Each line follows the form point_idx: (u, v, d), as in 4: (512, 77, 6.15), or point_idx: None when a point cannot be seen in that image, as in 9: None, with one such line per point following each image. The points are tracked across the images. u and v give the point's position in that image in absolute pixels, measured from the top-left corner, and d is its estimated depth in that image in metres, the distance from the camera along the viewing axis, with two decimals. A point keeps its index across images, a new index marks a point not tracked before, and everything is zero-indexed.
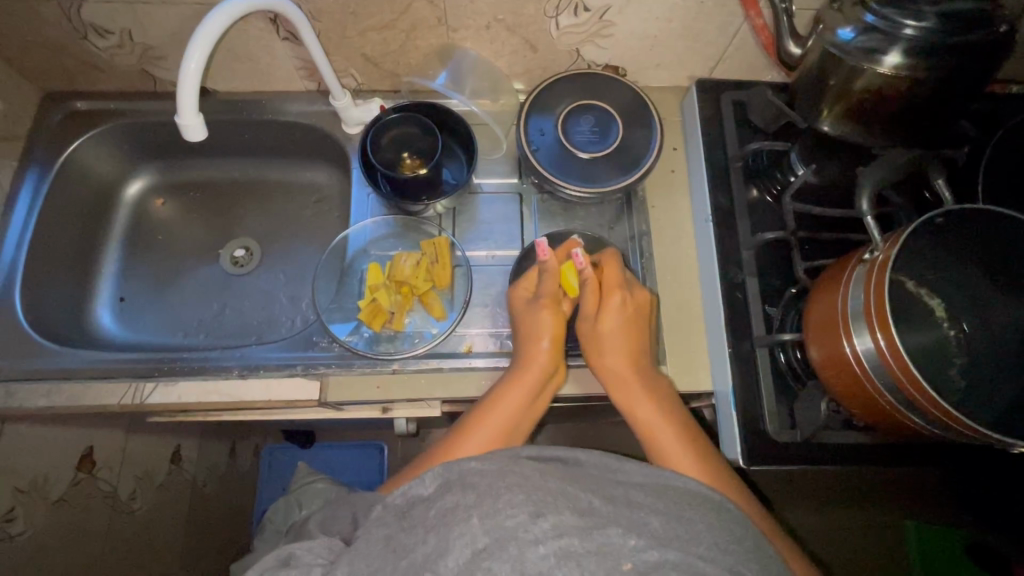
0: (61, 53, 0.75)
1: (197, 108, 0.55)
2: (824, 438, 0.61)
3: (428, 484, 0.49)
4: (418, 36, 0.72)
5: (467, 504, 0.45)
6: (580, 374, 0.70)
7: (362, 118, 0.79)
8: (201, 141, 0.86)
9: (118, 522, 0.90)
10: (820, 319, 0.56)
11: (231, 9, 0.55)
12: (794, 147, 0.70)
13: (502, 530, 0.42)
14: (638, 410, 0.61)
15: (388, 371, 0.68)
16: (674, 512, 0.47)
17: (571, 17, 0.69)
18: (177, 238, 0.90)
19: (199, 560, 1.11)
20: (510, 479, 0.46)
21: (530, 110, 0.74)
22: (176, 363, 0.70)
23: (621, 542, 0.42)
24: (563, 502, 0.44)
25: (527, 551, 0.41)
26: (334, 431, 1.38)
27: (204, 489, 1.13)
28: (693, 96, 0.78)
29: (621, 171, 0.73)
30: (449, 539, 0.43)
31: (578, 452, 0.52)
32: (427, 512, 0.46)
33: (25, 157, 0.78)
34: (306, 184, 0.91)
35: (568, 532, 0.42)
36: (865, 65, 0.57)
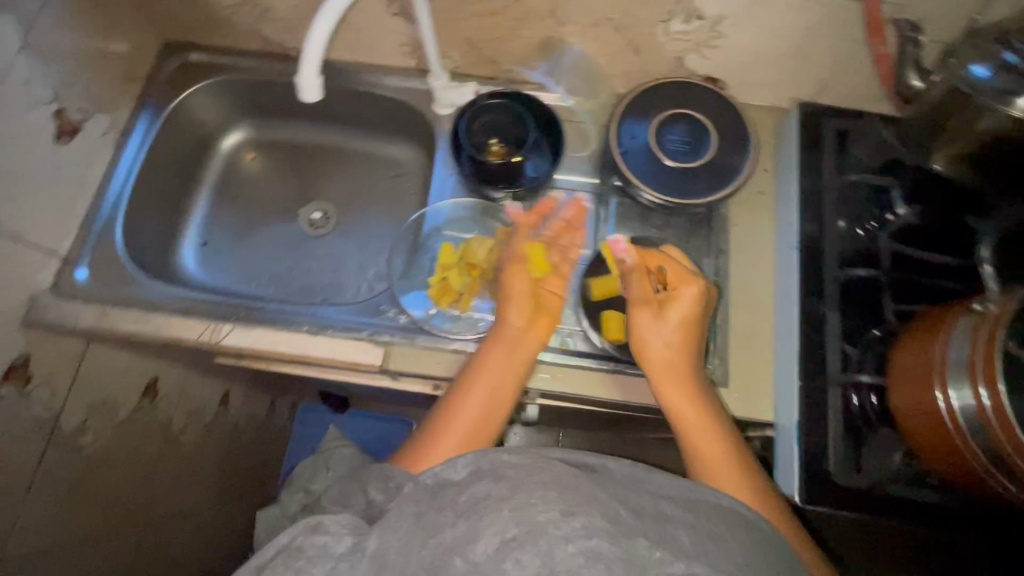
0: (189, 5, 0.79)
1: (319, 70, 0.57)
2: (891, 491, 0.58)
3: (460, 469, 0.50)
4: (524, 26, 0.73)
5: (500, 495, 0.46)
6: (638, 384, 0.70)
7: (454, 100, 0.80)
8: (298, 104, 0.90)
9: (168, 452, 0.95)
10: (909, 368, 0.53)
11: None
12: (897, 185, 0.67)
13: (533, 523, 0.44)
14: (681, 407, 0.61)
15: (449, 349, 0.70)
16: (705, 527, 0.47)
17: (682, 24, 0.69)
18: (260, 192, 0.94)
19: (227, 500, 1.16)
20: (544, 475, 0.47)
21: (625, 113, 0.73)
22: (252, 310, 0.73)
23: (650, 553, 0.43)
24: (598, 506, 0.45)
25: (555, 547, 0.42)
26: (368, 402, 1.42)
27: (242, 434, 1.18)
28: (793, 119, 0.76)
29: (709, 185, 0.71)
30: (478, 527, 0.44)
31: (610, 462, 0.52)
32: (457, 496, 0.47)
33: (141, 98, 0.83)
34: (389, 159, 0.93)
35: (598, 533, 0.43)
36: (997, 105, 0.53)
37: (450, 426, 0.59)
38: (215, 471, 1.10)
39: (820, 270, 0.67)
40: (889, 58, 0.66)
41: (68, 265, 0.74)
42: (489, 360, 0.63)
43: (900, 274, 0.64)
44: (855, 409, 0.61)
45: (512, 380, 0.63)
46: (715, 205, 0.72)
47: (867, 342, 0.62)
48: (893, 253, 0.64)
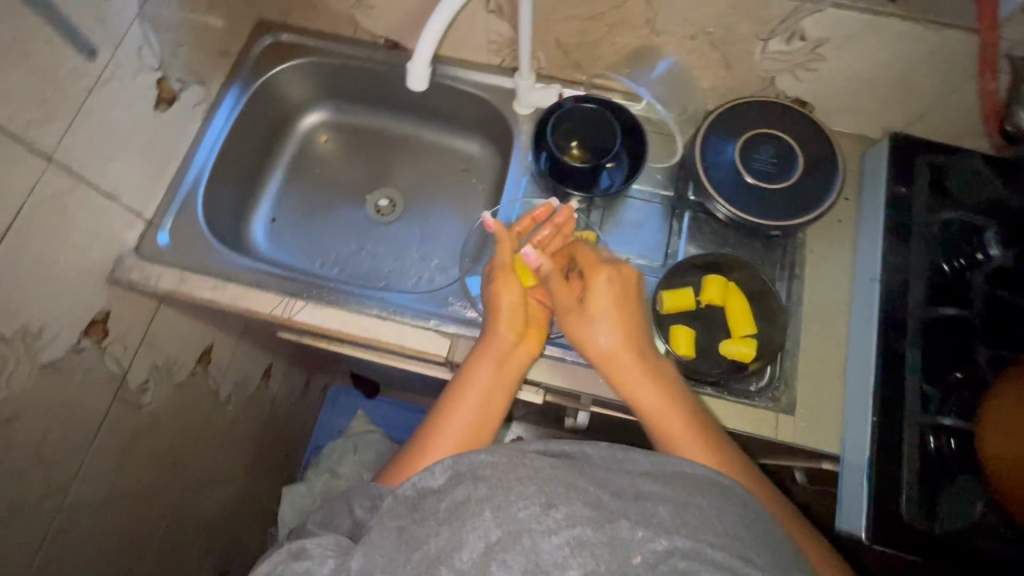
0: None
1: (429, 61, 0.58)
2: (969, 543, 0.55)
3: (437, 476, 0.48)
4: (619, 33, 0.73)
5: (479, 496, 0.45)
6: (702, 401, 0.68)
7: (537, 101, 0.81)
8: (377, 91, 0.91)
9: (214, 417, 0.97)
10: (1003, 415, 0.52)
11: None
12: (992, 225, 0.65)
13: (513, 523, 0.43)
14: (639, 394, 0.61)
15: None
16: (682, 499, 0.46)
17: (782, 43, 0.68)
18: (331, 175, 0.96)
19: (258, 471, 1.18)
20: (522, 472, 0.46)
21: (710, 130, 0.73)
22: (324, 288, 0.74)
23: (632, 535, 0.43)
24: (575, 493, 0.45)
25: (540, 542, 0.42)
26: (400, 392, 1.43)
27: (278, 408, 1.20)
28: (883, 149, 0.74)
29: (791, 208, 0.70)
30: (463, 533, 0.43)
31: (583, 446, 0.51)
32: (438, 505, 0.46)
33: (232, 72, 0.85)
34: (460, 153, 0.94)
35: (580, 522, 0.43)
36: None
37: (441, 435, 0.59)
38: (251, 442, 1.12)
39: (903, 305, 0.65)
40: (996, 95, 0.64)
41: (152, 228, 0.76)
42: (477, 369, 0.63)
43: (990, 317, 0.62)
44: (932, 452, 0.59)
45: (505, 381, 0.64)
46: (796, 228, 0.70)
47: (950, 383, 0.60)
48: (986, 296, 0.62)
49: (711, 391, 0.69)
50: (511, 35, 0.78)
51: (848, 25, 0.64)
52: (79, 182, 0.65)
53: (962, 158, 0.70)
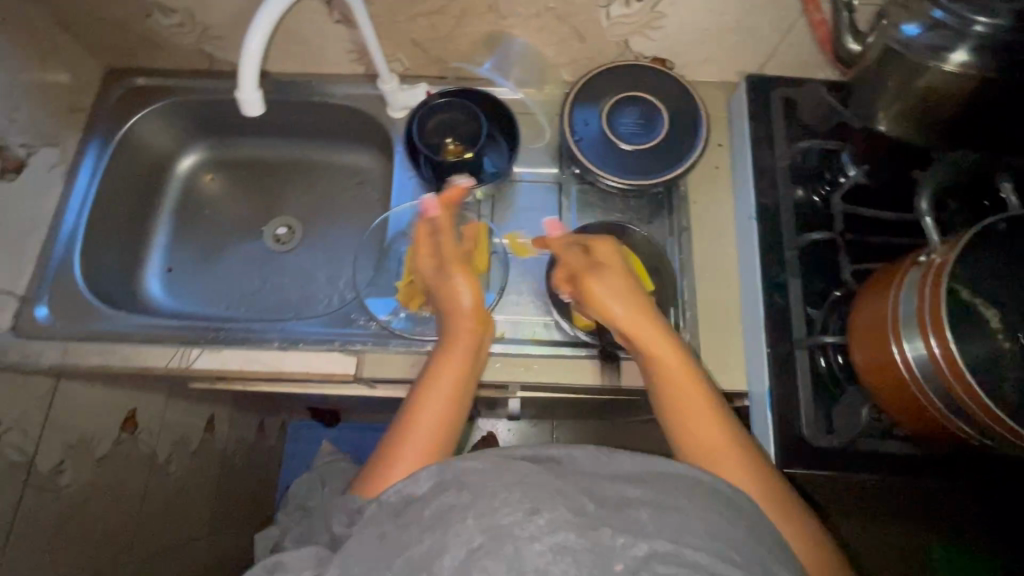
0: (127, 30, 0.78)
1: (256, 85, 0.57)
2: (863, 445, 0.59)
3: (421, 482, 0.48)
4: (467, 23, 0.73)
5: (463, 505, 0.45)
6: (615, 366, 0.69)
7: (407, 103, 0.80)
8: (250, 119, 0.89)
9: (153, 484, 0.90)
10: (865, 325, 0.55)
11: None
12: (846, 146, 0.69)
13: (497, 528, 0.43)
14: (687, 403, 0.57)
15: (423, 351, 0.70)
16: (663, 500, 0.46)
17: (622, 7, 0.69)
18: (223, 213, 0.93)
19: (224, 526, 1.14)
20: (508, 478, 0.46)
21: (577, 100, 0.73)
22: (221, 331, 0.73)
23: (614, 542, 0.42)
24: (560, 498, 0.45)
25: (523, 549, 0.41)
26: (359, 415, 1.41)
27: (233, 460, 1.15)
28: (742, 92, 0.76)
29: (662, 165, 0.72)
30: (445, 538, 0.43)
31: (569, 449, 0.51)
32: (422, 513, 0.46)
33: (89, 127, 0.82)
34: (349, 167, 0.93)
35: (564, 527, 0.43)
36: (929, 63, 0.56)
37: (409, 444, 0.56)
38: (207, 500, 1.07)
39: (780, 238, 0.68)
40: (827, 24, 0.67)
41: (29, 304, 0.74)
42: (446, 367, 0.61)
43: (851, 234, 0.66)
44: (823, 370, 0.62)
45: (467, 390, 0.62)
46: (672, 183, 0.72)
47: (830, 302, 0.64)
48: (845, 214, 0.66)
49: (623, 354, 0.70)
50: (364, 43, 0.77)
51: None
52: None
53: (809, 89, 0.74)
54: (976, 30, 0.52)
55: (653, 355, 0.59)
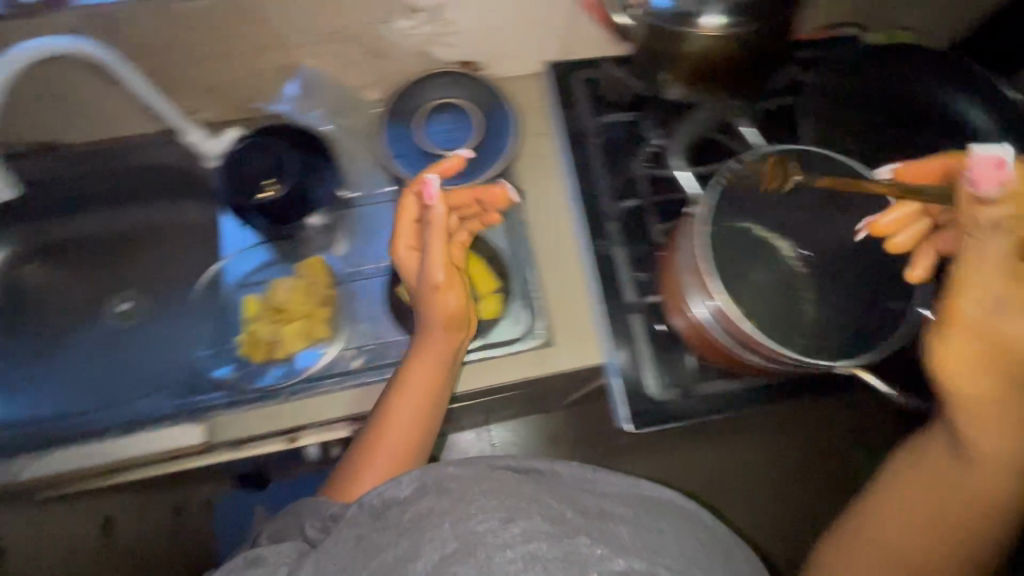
0: None
1: None
2: (702, 389, 0.70)
3: (404, 486, 0.57)
4: (257, 56, 0.75)
5: (442, 508, 0.54)
6: (471, 371, 0.71)
7: (218, 151, 0.82)
8: (64, 193, 0.84)
9: None
10: (670, 289, 0.66)
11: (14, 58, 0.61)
12: (640, 117, 0.76)
13: (472, 534, 0.52)
14: (955, 361, 0.49)
15: (276, 401, 0.74)
16: (639, 521, 0.57)
17: (407, 19, 0.72)
18: (53, 302, 0.87)
19: None
20: (486, 486, 0.56)
21: (387, 119, 0.77)
22: (52, 437, 0.74)
23: (590, 551, 0.52)
24: (536, 508, 0.54)
25: (495, 555, 0.50)
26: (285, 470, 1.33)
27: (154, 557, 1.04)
28: (550, 80, 0.79)
29: (480, 165, 0.75)
30: (422, 542, 0.52)
31: (561, 469, 0.63)
32: (401, 516, 0.55)
33: None
34: (193, 225, 0.88)
35: (536, 537, 0.52)
36: (686, 28, 0.59)
37: (386, 439, 0.65)
38: None
39: (601, 220, 0.73)
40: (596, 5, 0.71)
41: None
42: (417, 366, 0.67)
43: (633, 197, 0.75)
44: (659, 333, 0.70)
45: (443, 379, 0.68)
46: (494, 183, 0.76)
47: (651, 265, 0.71)
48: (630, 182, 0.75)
49: (477, 357, 0.71)
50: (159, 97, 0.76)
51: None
52: None
53: (602, 69, 0.79)
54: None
55: None
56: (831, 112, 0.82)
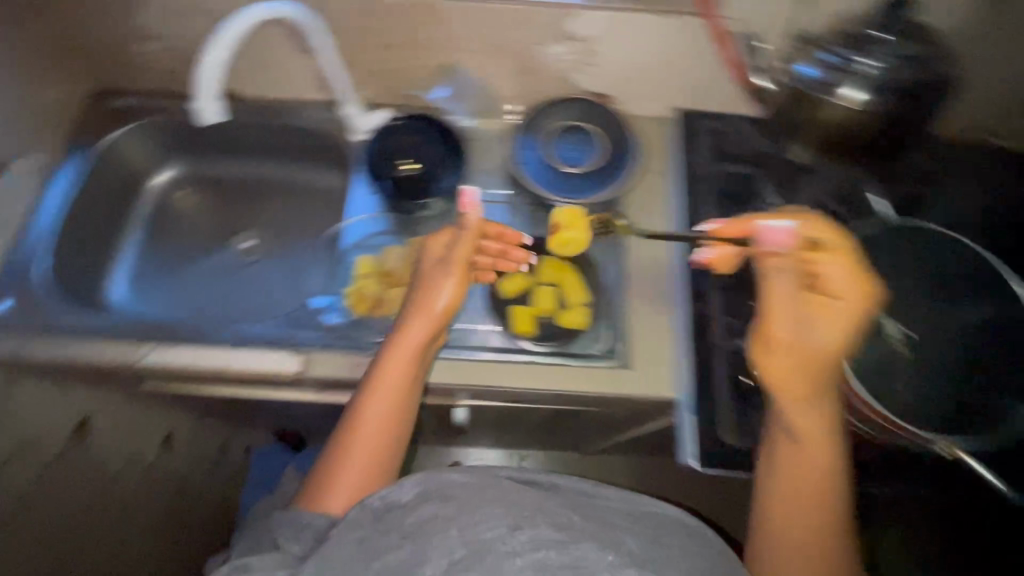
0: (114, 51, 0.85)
1: None
2: None
3: (406, 491, 0.57)
4: (420, 52, 0.79)
5: (447, 515, 0.54)
6: (589, 370, 0.73)
7: (368, 127, 0.87)
8: (225, 131, 0.93)
9: (51, 516, 0.75)
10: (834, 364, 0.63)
11: (254, 14, 0.67)
12: (756, 174, 0.79)
13: (479, 541, 0.51)
14: (788, 392, 0.56)
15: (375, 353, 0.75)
16: (651, 537, 0.56)
17: (564, 48, 0.77)
18: (191, 226, 0.98)
19: None
20: (489, 494, 0.56)
21: (531, 127, 0.81)
22: (174, 331, 0.77)
23: (598, 556, 0.50)
24: (539, 517, 0.54)
25: (505, 562, 0.49)
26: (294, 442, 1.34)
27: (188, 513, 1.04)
28: (673, 124, 0.85)
29: (612, 179, 0.79)
30: (428, 549, 0.51)
31: (562, 482, 0.62)
32: (404, 519, 0.54)
33: (72, 141, 0.88)
34: (311, 186, 0.97)
35: (543, 544, 0.51)
36: (829, 96, 0.67)
37: (349, 456, 0.62)
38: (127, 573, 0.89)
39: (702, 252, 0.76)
40: (740, 66, 0.77)
41: None
42: (392, 373, 0.65)
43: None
44: (745, 386, 0.70)
45: (413, 387, 0.66)
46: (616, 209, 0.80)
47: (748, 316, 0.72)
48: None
49: (595, 361, 0.74)
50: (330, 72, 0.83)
51: (606, 24, 0.74)
52: None
53: (726, 123, 0.83)
54: (872, 74, 0.65)
55: (841, 295, 0.56)
56: (1002, 236, 0.75)
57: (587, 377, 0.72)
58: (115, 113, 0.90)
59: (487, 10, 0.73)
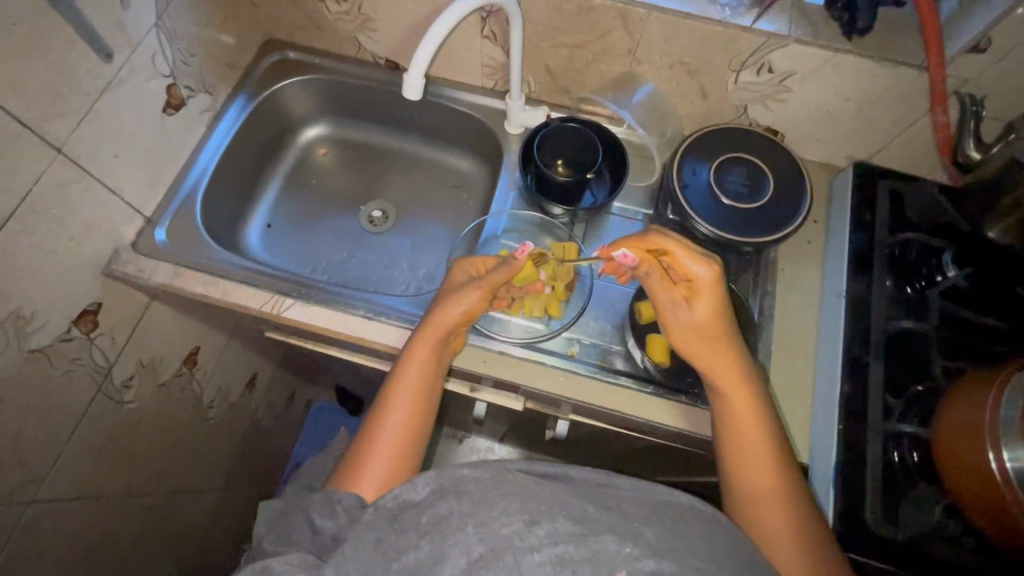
0: (295, 8, 0.86)
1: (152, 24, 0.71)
2: (937, 548, 0.57)
3: (420, 488, 0.49)
4: (604, 60, 0.77)
5: (462, 512, 0.46)
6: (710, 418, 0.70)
7: (525, 122, 0.85)
8: (382, 100, 0.94)
9: (102, 413, 0.76)
10: (955, 434, 0.55)
11: (460, 11, 0.59)
12: (948, 248, 0.68)
13: (496, 538, 0.43)
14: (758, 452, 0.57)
15: (495, 350, 0.73)
16: (669, 525, 0.46)
17: (753, 75, 0.73)
18: (328, 185, 1.00)
19: (149, 549, 0.97)
20: (504, 488, 0.47)
21: (689, 152, 0.77)
22: (309, 287, 0.77)
23: (617, 549, 0.43)
24: (558, 510, 0.46)
25: (522, 559, 0.42)
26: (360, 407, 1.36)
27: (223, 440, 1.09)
28: (847, 175, 0.79)
29: (778, 222, 0.74)
30: (445, 547, 0.44)
31: (573, 472, 0.52)
32: (419, 517, 0.47)
33: (239, 85, 0.89)
34: (452, 170, 0.99)
35: (562, 540, 0.43)
36: None
37: (376, 444, 0.59)
38: (145, 494, 0.91)
39: (867, 318, 0.68)
40: (948, 127, 0.70)
41: (150, 226, 0.78)
42: (414, 363, 0.64)
43: (949, 333, 0.66)
44: (896, 465, 0.61)
45: (433, 381, 0.64)
46: (765, 246, 0.74)
47: (911, 396, 0.63)
48: (942, 312, 0.67)
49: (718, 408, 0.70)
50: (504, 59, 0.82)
51: (811, 60, 0.69)
52: (83, 175, 0.66)
53: (917, 187, 0.75)
54: None
55: (980, 407, 0.53)
56: None
57: (705, 421, 0.70)
58: (284, 65, 0.92)
59: (688, 27, 0.69)
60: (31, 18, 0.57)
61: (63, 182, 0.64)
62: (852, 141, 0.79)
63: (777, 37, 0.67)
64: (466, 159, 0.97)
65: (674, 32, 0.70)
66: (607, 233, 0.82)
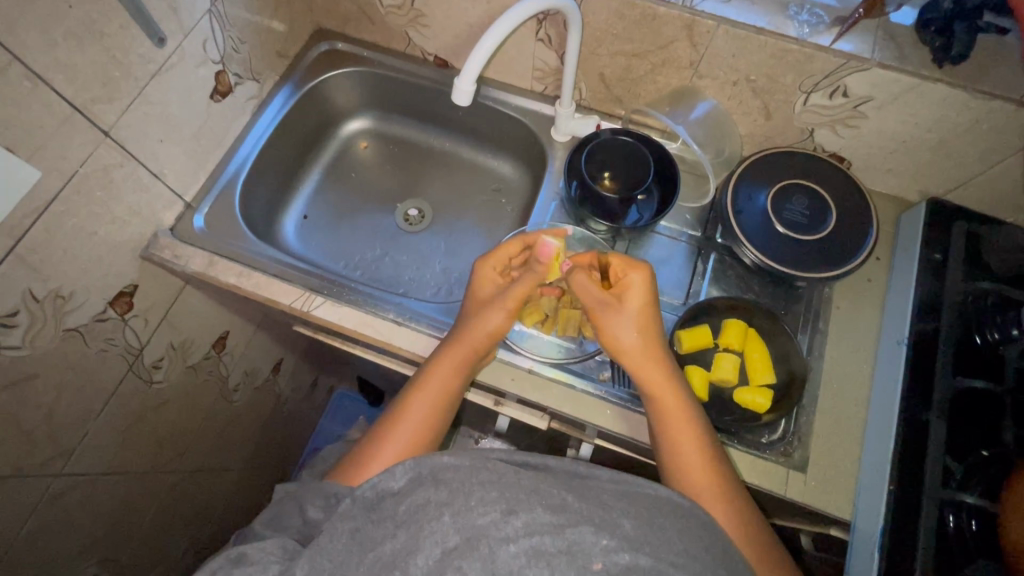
0: None
1: (204, 10, 0.70)
2: None
3: (397, 478, 0.45)
4: (662, 72, 0.74)
5: (440, 501, 0.42)
6: (745, 460, 0.66)
7: (574, 130, 0.82)
8: (428, 96, 0.92)
9: (130, 393, 0.77)
10: None
11: (520, 12, 0.57)
12: None
13: (472, 528, 0.40)
14: (691, 441, 0.55)
15: (523, 367, 0.71)
16: (647, 517, 0.43)
17: (825, 98, 0.68)
18: (368, 180, 0.98)
19: (167, 525, 0.97)
20: (483, 477, 0.44)
21: (747, 177, 0.73)
22: (340, 284, 0.76)
23: (593, 540, 0.40)
24: (537, 498, 0.42)
25: (497, 550, 0.39)
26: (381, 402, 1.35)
27: (244, 422, 1.10)
28: (919, 212, 0.73)
29: (838, 258, 0.68)
30: (419, 537, 0.40)
31: (549, 459, 0.49)
32: (396, 507, 0.43)
33: (286, 74, 0.89)
34: (492, 173, 0.96)
35: (539, 530, 0.40)
36: None
37: (388, 435, 0.57)
38: (164, 471, 0.91)
39: (931, 373, 0.62)
40: None
41: (190, 211, 0.78)
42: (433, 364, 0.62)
43: None
44: (951, 530, 0.55)
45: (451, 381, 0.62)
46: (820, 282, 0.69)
47: (974, 459, 0.57)
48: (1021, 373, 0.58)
49: (751, 449, 0.66)
50: (557, 65, 0.79)
51: (893, 86, 0.63)
52: (129, 158, 0.66)
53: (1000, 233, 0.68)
54: None
55: None
56: None
57: (740, 462, 0.65)
58: (333, 57, 0.91)
59: (760, 44, 0.64)
60: (89, 3, 0.56)
61: (106, 165, 0.63)
62: (927, 175, 0.73)
63: (857, 58, 0.62)
64: (509, 164, 0.94)
65: (742, 48, 0.66)
66: (652, 252, 0.77)
